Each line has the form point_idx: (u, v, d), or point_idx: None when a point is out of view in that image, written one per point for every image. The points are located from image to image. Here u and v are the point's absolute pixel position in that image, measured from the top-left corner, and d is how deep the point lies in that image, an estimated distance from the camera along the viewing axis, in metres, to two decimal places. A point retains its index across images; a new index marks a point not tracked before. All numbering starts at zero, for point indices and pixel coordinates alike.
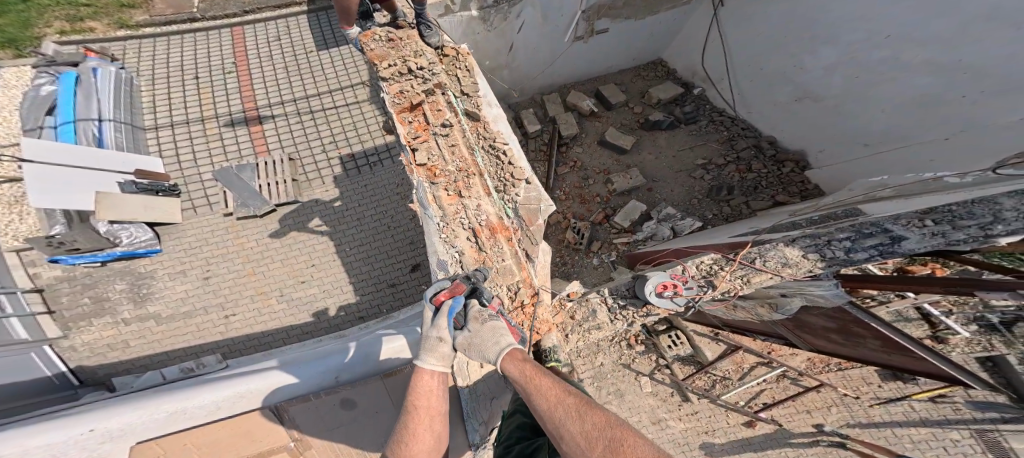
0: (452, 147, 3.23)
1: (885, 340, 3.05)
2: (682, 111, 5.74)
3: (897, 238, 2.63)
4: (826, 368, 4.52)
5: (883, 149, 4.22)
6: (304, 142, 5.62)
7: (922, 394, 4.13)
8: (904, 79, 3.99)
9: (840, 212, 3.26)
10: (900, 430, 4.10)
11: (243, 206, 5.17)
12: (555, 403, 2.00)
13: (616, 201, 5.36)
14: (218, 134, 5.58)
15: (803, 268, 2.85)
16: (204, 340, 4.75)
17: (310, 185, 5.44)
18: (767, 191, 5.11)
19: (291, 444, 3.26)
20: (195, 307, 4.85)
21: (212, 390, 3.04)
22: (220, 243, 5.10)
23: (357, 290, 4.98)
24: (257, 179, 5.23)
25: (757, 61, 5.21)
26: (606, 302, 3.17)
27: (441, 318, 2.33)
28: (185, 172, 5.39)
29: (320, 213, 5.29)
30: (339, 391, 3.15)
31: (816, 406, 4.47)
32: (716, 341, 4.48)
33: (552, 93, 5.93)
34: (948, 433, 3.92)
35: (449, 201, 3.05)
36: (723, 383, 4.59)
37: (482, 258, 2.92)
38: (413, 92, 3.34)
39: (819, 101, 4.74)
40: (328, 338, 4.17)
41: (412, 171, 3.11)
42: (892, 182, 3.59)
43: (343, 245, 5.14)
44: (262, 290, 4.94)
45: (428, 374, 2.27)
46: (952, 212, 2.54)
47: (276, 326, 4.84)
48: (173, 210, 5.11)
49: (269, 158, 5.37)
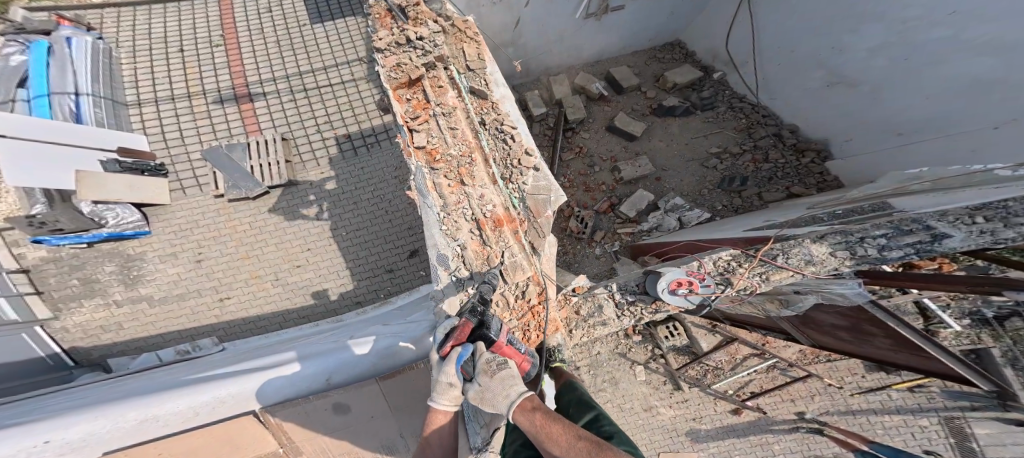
0: (453, 129, 2.98)
1: (897, 339, 2.88)
2: (699, 96, 5.54)
3: (940, 236, 2.44)
4: (815, 359, 4.27)
5: (917, 139, 3.95)
6: (297, 121, 5.35)
7: (902, 385, 3.96)
8: (955, 61, 3.61)
9: (868, 205, 3.09)
10: (875, 417, 4.08)
11: (234, 188, 4.91)
12: (566, 451, 1.79)
13: (623, 190, 5.16)
14: (206, 111, 5.29)
15: (828, 266, 2.66)
16: (199, 324, 4.57)
17: (304, 167, 5.20)
18: (781, 183, 4.94)
19: (281, 450, 3.42)
20: (189, 289, 4.64)
21: (181, 396, 2.84)
22: (211, 224, 4.87)
23: (354, 276, 4.73)
24: (250, 159, 4.97)
25: (789, 41, 4.86)
26: (614, 298, 2.96)
27: (449, 364, 2.16)
28: (171, 150, 5.13)
29: (315, 196, 5.04)
30: (329, 395, 2.97)
31: (799, 395, 4.31)
32: (712, 333, 4.28)
33: (559, 74, 5.66)
34: (917, 420, 3.94)
35: (450, 189, 2.81)
36: (714, 373, 4.42)
37: (486, 254, 2.71)
38: (411, 65, 3.04)
39: (854, 86, 4.43)
40: (326, 324, 3.98)
41: (410, 154, 2.84)
42: (929, 175, 3.38)
43: (340, 229, 4.88)
44: (256, 273, 4.73)
45: (441, 413, 2.21)
46: (1007, 208, 2.35)
47: (272, 311, 4.65)
48: (163, 191, 4.87)
49: (262, 138, 5.12)
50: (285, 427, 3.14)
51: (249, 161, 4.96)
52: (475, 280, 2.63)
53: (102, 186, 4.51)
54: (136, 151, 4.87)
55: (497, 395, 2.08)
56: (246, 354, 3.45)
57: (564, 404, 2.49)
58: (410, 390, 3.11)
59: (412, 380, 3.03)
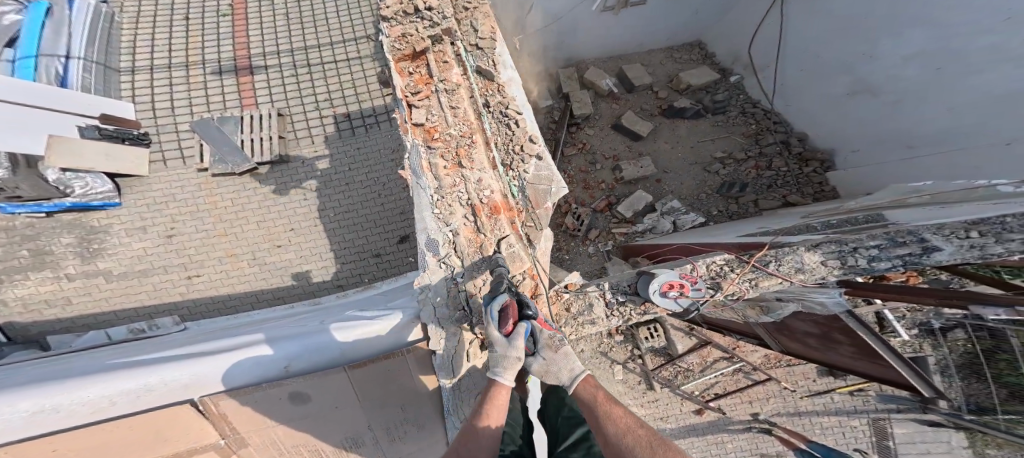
0: (455, 108, 2.89)
1: (860, 347, 2.96)
2: (712, 99, 5.47)
3: (931, 249, 2.39)
4: (777, 364, 4.59)
5: (925, 151, 3.89)
6: (296, 98, 5.14)
7: (845, 389, 4.44)
8: (971, 76, 3.51)
9: (862, 216, 3.07)
10: (816, 418, 4.58)
11: (220, 162, 4.75)
12: (625, 431, 2.04)
13: (622, 189, 5.13)
14: (203, 82, 5.08)
15: (817, 274, 2.64)
16: (160, 301, 4.43)
17: (298, 143, 5.00)
18: (779, 191, 4.97)
19: (222, 442, 3.14)
20: (153, 265, 4.49)
21: (94, 384, 2.76)
22: (188, 200, 4.70)
23: (338, 259, 4.62)
24: (240, 133, 4.83)
25: (812, 47, 4.71)
26: (604, 297, 2.89)
27: (518, 339, 2.16)
28: (159, 120, 4.94)
29: (308, 176, 4.88)
30: (285, 384, 2.85)
31: (757, 397, 4.68)
32: (690, 335, 4.53)
33: (569, 68, 5.56)
34: (850, 421, 4.51)
35: (447, 171, 2.73)
36: (684, 374, 4.66)
37: (479, 241, 2.64)
38: (417, 36, 2.93)
39: (875, 95, 4.27)
40: (300, 306, 3.85)
41: (407, 130, 2.75)
42: (930, 189, 3.36)
43: (327, 210, 4.74)
44: (232, 252, 4.60)
45: (503, 388, 2.18)
46: (1003, 224, 2.30)
47: (245, 290, 4.54)
48: (142, 163, 4.68)
49: (257, 113, 4.92)
50: (229, 418, 2.97)
51: (239, 135, 4.82)
52: (466, 271, 2.59)
53: (78, 152, 4.40)
54: (120, 118, 4.71)
55: (562, 368, 2.23)
56: (184, 339, 3.38)
57: (548, 411, 2.53)
58: (378, 380, 2.97)
59: (386, 367, 2.90)
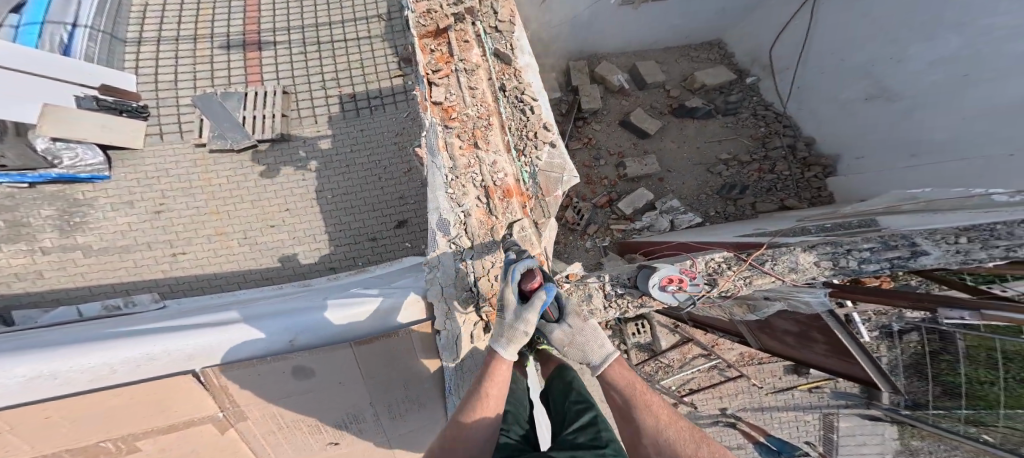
0: (473, 89, 2.95)
1: (833, 345, 3.42)
2: (725, 100, 5.51)
3: (919, 253, 2.52)
4: (750, 362, 5.39)
5: (929, 161, 3.87)
6: (303, 76, 4.81)
7: (805, 386, 5.48)
8: (989, 85, 3.45)
9: (855, 221, 3.14)
10: (775, 413, 5.63)
11: (219, 138, 4.39)
12: (667, 422, 2.17)
13: (623, 186, 5.19)
14: (210, 56, 4.83)
15: (809, 274, 2.78)
16: (140, 278, 3.97)
17: (301, 122, 4.64)
18: (778, 194, 5.05)
19: (222, 415, 3.13)
20: (137, 241, 4.04)
21: (94, 351, 2.68)
22: (182, 176, 4.29)
23: (332, 241, 4.26)
24: (243, 110, 4.52)
25: (837, 49, 4.63)
26: (604, 288, 2.94)
27: (530, 313, 2.19)
28: (160, 93, 4.64)
29: (308, 154, 4.49)
30: (290, 358, 2.86)
31: (727, 393, 5.56)
32: (673, 332, 4.89)
33: (580, 60, 5.56)
34: (804, 416, 5.66)
35: (462, 151, 2.78)
36: (665, 370, 5.27)
37: (491, 224, 2.71)
38: (441, 13, 3.00)
39: (891, 100, 4.21)
40: (290, 286, 3.74)
41: (426, 108, 2.78)
42: (924, 196, 3.42)
43: (324, 191, 4.37)
44: (222, 230, 4.20)
45: (503, 363, 2.21)
46: (993, 231, 2.40)
47: (231, 270, 4.13)
48: (138, 135, 4.32)
49: (260, 89, 4.64)
50: (231, 390, 2.98)
51: (241, 112, 4.51)
52: (474, 252, 2.66)
53: (71, 124, 4.05)
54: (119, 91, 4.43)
55: (589, 343, 2.36)
56: (181, 310, 3.34)
57: (554, 397, 2.52)
58: (379, 360, 3.00)
59: (390, 346, 2.92)
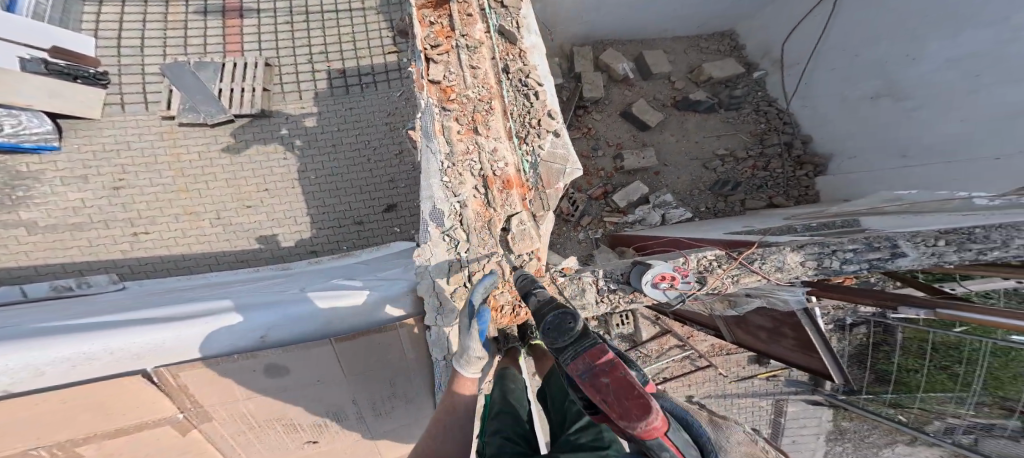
0: (475, 68, 2.83)
1: (802, 342, 3.45)
2: (729, 94, 5.29)
3: (897, 255, 2.51)
4: (718, 352, 5.33)
5: (917, 163, 3.82)
6: (288, 47, 4.48)
7: (764, 374, 5.39)
8: (998, 86, 3.25)
9: (839, 221, 3.14)
10: (736, 400, 5.52)
11: (191, 111, 4.11)
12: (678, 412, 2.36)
13: (619, 179, 5.10)
14: (183, 21, 4.41)
15: (794, 273, 2.75)
16: (94, 259, 3.77)
17: (284, 98, 4.36)
18: (767, 192, 5.06)
19: (181, 416, 2.93)
20: (91, 219, 3.81)
21: (29, 354, 2.37)
22: (145, 150, 4.03)
23: (314, 224, 4.09)
24: (219, 82, 4.22)
25: (852, 40, 4.37)
26: (597, 283, 2.84)
27: (475, 341, 2.35)
28: (122, 60, 4.23)
29: (291, 131, 4.26)
30: (261, 356, 2.69)
31: (695, 381, 5.43)
32: (654, 324, 4.97)
33: (585, 46, 5.31)
34: (760, 402, 5.55)
35: (461, 136, 2.73)
36: (644, 358, 5.22)
37: (486, 215, 2.68)
38: None
39: (898, 99, 4.01)
40: (269, 270, 3.59)
41: (423, 88, 2.73)
42: (907, 198, 3.46)
43: (307, 172, 4.17)
44: (191, 209, 3.99)
45: (467, 380, 2.44)
46: (971, 234, 2.38)
47: (202, 252, 3.96)
48: (94, 105, 4.00)
49: (240, 60, 4.32)
50: (190, 391, 2.77)
51: (216, 84, 4.21)
52: (471, 242, 2.64)
53: (13, 87, 3.62)
54: (75, 54, 4.00)
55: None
56: (139, 300, 3.07)
57: (553, 393, 2.44)
58: (363, 355, 2.86)
59: (371, 342, 2.79)
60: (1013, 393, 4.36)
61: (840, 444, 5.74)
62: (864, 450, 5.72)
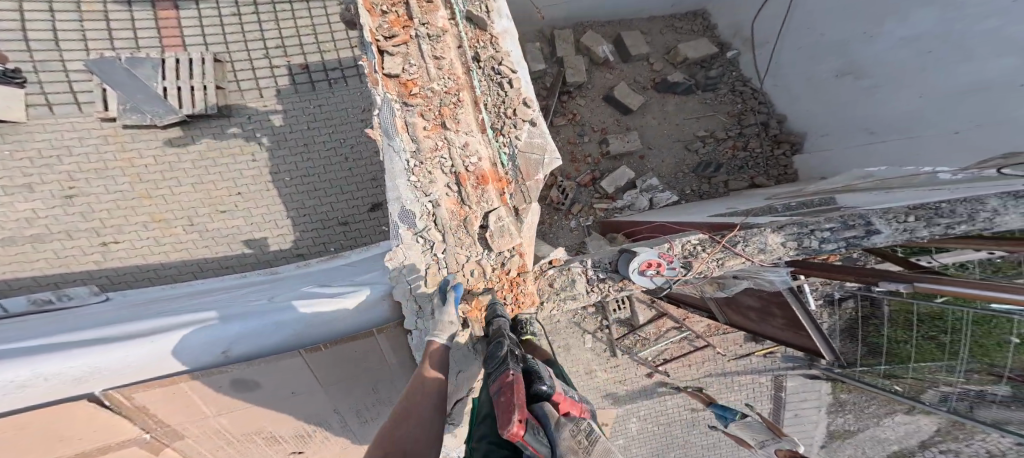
0: (438, 58, 2.71)
1: (791, 321, 3.43)
2: (705, 75, 5.16)
3: (871, 232, 2.48)
4: (714, 332, 5.27)
5: (885, 139, 3.82)
6: (239, 41, 4.16)
7: (761, 351, 5.34)
8: (951, 61, 3.25)
9: (818, 199, 3.11)
10: (735, 377, 5.55)
11: (134, 111, 3.83)
12: None
13: (606, 164, 5.03)
14: (103, 11, 3.94)
15: (776, 254, 2.69)
16: (67, 270, 3.63)
17: (242, 95, 4.12)
18: (748, 173, 5.02)
19: (147, 435, 2.93)
20: (50, 229, 3.64)
21: None
22: (92, 155, 3.78)
23: (297, 226, 3.99)
24: (161, 79, 3.87)
25: (810, 21, 4.30)
26: (587, 273, 2.78)
27: (449, 306, 2.46)
28: (37, 55, 3.79)
29: (256, 129, 4.08)
30: (227, 371, 2.61)
31: (695, 361, 5.44)
32: (650, 307, 4.89)
33: (566, 29, 5.12)
34: (760, 378, 5.59)
35: (427, 132, 2.67)
36: (643, 342, 5.18)
37: (462, 214, 2.68)
38: None
39: (858, 77, 4.01)
40: (256, 275, 3.44)
41: (378, 82, 2.60)
42: (877, 175, 3.50)
43: (280, 173, 4.03)
44: (160, 216, 3.84)
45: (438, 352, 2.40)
46: (937, 209, 2.34)
47: (180, 259, 3.83)
48: (15, 105, 3.64)
49: (184, 55, 3.97)
50: (157, 408, 2.74)
51: (159, 81, 3.87)
52: (444, 242, 2.63)
53: None
54: None
55: None
56: (97, 314, 2.95)
57: None
58: (340, 364, 2.79)
59: (341, 351, 2.70)
60: (999, 359, 4.23)
61: (840, 415, 5.73)
62: (865, 420, 5.70)
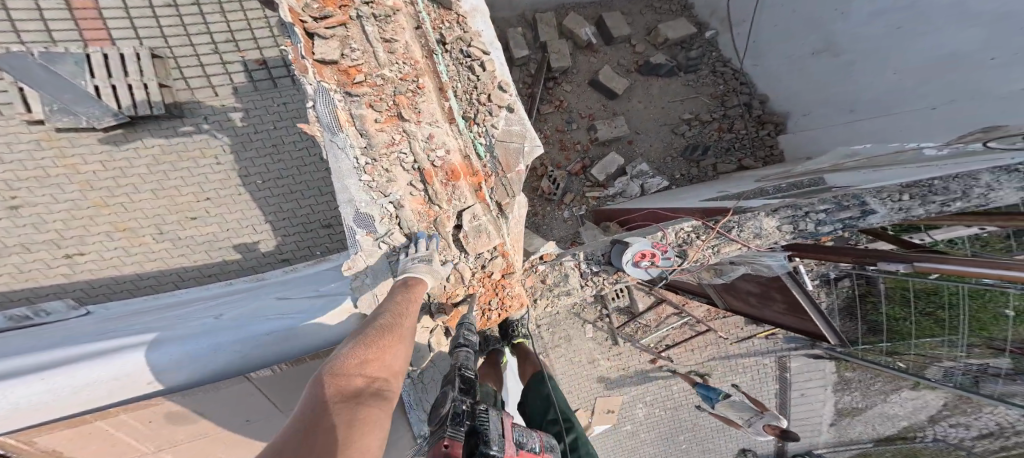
0: (388, 42, 2.56)
1: (792, 305, 3.31)
2: (686, 56, 4.99)
3: (867, 213, 2.35)
4: (715, 316, 5.17)
5: (867, 117, 3.68)
6: (180, 31, 3.72)
7: (762, 334, 5.20)
8: (933, 33, 3.07)
9: (807, 179, 2.99)
10: (739, 360, 5.44)
11: (64, 113, 3.47)
12: None
13: (595, 151, 4.89)
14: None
15: (772, 239, 2.60)
16: (36, 284, 3.47)
17: (193, 94, 3.75)
18: (736, 155, 4.87)
19: None
20: (6, 244, 3.45)
21: None
22: (30, 162, 3.49)
23: (276, 231, 3.84)
24: (89, 77, 3.46)
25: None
26: (579, 267, 2.78)
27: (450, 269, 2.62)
28: None
29: (216, 127, 3.79)
30: (167, 404, 2.60)
31: (697, 345, 5.33)
32: (649, 294, 4.73)
33: (547, 12, 5.01)
34: (764, 360, 5.49)
35: (381, 126, 2.55)
36: (644, 330, 5.05)
37: (429, 213, 2.63)
38: None
39: (836, 55, 3.86)
40: (241, 282, 3.28)
41: (308, 70, 2.40)
42: (865, 151, 3.40)
43: (251, 176, 3.82)
44: (123, 225, 3.63)
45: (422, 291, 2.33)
46: (930, 186, 2.21)
47: (156, 269, 3.69)
48: None
49: (114, 50, 3.53)
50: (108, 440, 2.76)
51: (86, 79, 3.45)
52: (416, 241, 2.61)
53: None
54: None
55: None
56: (37, 333, 2.90)
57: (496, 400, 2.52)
58: (289, 383, 2.83)
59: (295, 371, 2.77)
60: (998, 332, 4.23)
61: (848, 393, 5.63)
62: (872, 397, 5.59)
